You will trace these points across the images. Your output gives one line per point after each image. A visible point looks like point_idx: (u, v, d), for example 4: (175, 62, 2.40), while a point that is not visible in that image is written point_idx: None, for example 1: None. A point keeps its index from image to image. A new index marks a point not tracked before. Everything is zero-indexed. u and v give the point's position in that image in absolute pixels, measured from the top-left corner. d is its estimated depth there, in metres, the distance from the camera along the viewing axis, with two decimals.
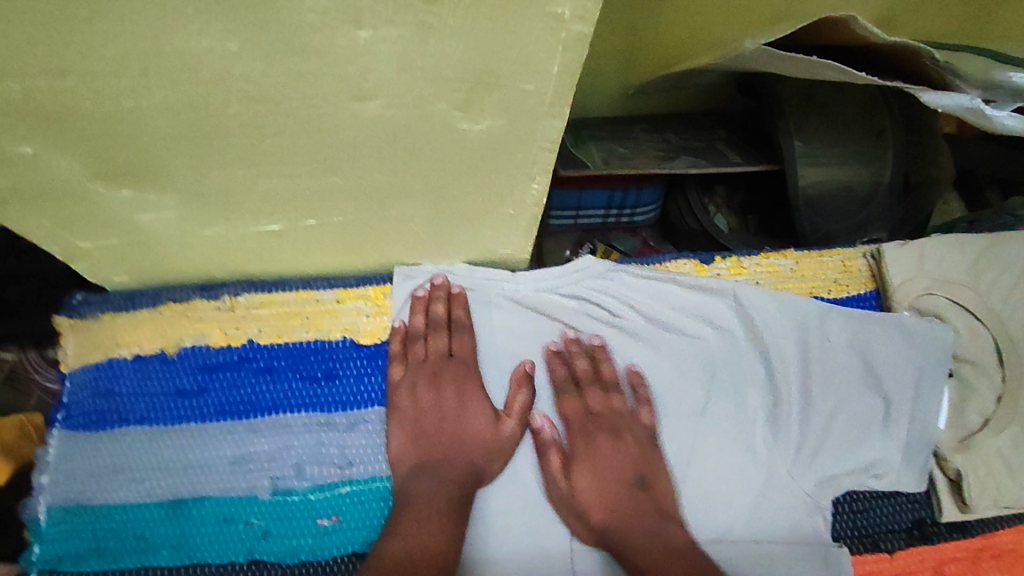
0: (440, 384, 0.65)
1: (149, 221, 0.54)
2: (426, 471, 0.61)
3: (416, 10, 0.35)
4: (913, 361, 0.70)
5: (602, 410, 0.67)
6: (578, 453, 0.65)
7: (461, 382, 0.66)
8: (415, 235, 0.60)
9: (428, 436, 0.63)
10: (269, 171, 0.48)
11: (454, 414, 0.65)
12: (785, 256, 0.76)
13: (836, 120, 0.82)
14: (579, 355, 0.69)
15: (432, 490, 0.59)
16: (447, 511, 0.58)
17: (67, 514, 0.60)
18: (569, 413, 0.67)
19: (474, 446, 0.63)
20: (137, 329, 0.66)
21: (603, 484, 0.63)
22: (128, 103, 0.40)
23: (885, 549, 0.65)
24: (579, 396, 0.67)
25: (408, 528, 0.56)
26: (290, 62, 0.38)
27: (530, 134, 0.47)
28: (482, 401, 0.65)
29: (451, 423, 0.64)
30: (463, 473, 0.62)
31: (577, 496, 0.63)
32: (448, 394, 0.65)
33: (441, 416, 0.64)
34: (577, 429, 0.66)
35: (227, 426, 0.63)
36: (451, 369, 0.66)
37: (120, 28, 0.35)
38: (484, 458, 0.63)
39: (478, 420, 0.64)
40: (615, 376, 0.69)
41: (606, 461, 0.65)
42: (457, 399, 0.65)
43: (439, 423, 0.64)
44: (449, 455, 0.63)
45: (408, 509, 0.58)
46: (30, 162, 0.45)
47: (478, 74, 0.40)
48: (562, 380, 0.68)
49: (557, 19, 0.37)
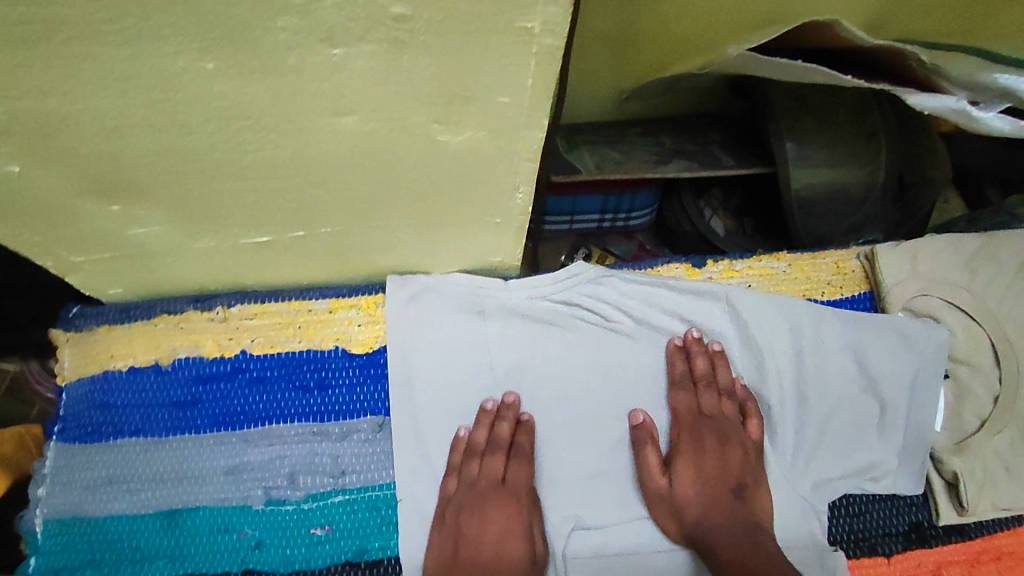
0: (489, 514, 0.61)
1: (140, 235, 0.54)
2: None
3: (387, 28, 0.36)
4: (908, 363, 0.70)
5: (713, 410, 0.67)
6: (681, 451, 0.65)
7: (511, 516, 0.61)
8: (404, 245, 0.61)
9: (462, 570, 0.59)
10: (253, 185, 0.49)
11: (494, 549, 0.60)
12: (777, 259, 0.75)
13: (827, 121, 0.82)
14: (700, 355, 0.69)
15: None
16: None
17: (63, 526, 0.61)
18: (681, 408, 0.67)
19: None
20: (132, 342, 0.66)
21: (704, 484, 0.64)
22: (110, 122, 0.41)
23: (883, 552, 0.65)
24: (692, 393, 0.68)
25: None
26: (265, 79, 0.38)
27: (510, 145, 0.47)
28: (523, 539, 0.60)
29: (490, 560, 0.59)
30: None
31: (676, 493, 0.63)
32: (495, 527, 0.61)
33: (480, 552, 0.59)
34: (686, 426, 0.66)
35: (220, 437, 0.64)
36: (501, 497, 0.62)
37: (97, 50, 0.36)
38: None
39: (516, 557, 0.59)
40: (728, 383, 0.69)
41: (711, 462, 0.65)
42: (501, 537, 0.60)
43: (477, 558, 0.59)
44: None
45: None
46: (19, 180, 0.46)
47: (455, 87, 0.40)
48: (676, 375, 0.68)
49: (528, 33, 0.37)
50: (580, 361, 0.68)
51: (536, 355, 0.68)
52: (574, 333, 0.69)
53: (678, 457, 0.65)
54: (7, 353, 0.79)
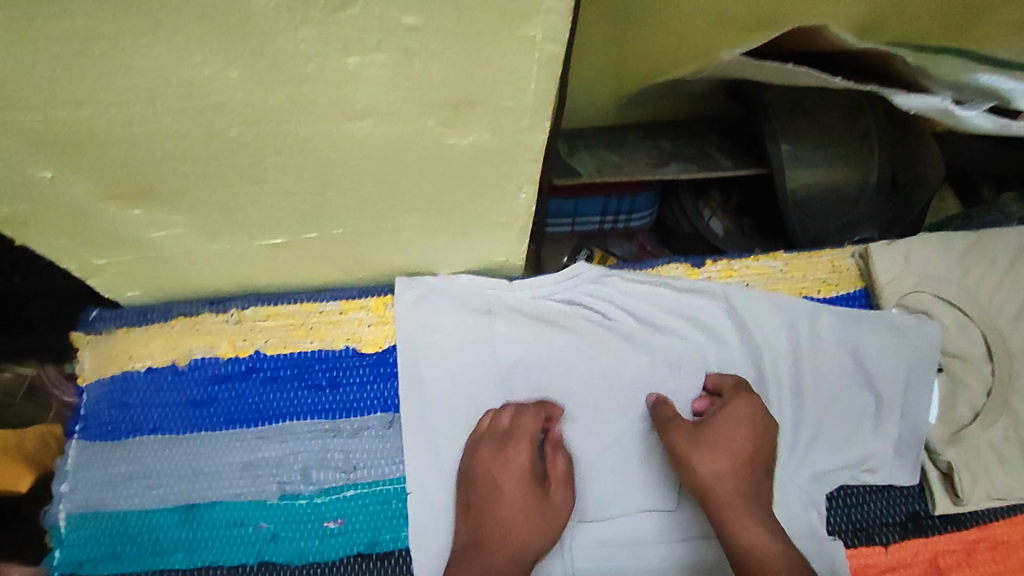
0: (497, 462, 0.63)
1: (161, 238, 0.57)
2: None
3: (400, 37, 0.38)
4: (903, 358, 0.71)
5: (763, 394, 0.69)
6: (738, 410, 0.65)
7: (517, 462, 0.63)
8: (413, 244, 0.63)
9: (483, 523, 0.62)
10: (270, 188, 0.51)
11: (505, 500, 0.62)
12: (774, 258, 0.77)
13: (820, 125, 0.85)
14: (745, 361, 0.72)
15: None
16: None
17: (85, 520, 0.63)
18: (729, 381, 0.69)
19: (524, 552, 0.61)
20: (149, 343, 0.69)
21: (732, 460, 0.63)
22: (138, 129, 0.43)
23: (880, 542, 0.66)
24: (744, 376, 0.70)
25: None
26: (285, 87, 0.41)
27: (515, 147, 0.49)
28: (524, 483, 0.63)
29: (503, 507, 0.62)
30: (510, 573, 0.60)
31: (712, 456, 0.63)
32: (507, 471, 0.63)
33: (491, 506, 0.62)
34: (745, 393, 0.67)
35: (235, 434, 0.66)
36: (506, 447, 0.64)
37: (131, 63, 0.38)
38: (531, 554, 0.61)
39: (530, 501, 0.63)
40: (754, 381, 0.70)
41: (742, 441, 0.64)
42: (514, 492, 0.63)
43: (493, 512, 0.62)
44: (492, 548, 0.60)
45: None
46: (49, 185, 0.48)
47: (462, 92, 0.43)
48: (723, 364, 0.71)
49: (531, 41, 0.39)
50: (583, 359, 0.70)
51: (540, 353, 0.70)
52: (576, 331, 0.71)
53: (733, 417, 0.65)
54: (23, 358, 0.82)
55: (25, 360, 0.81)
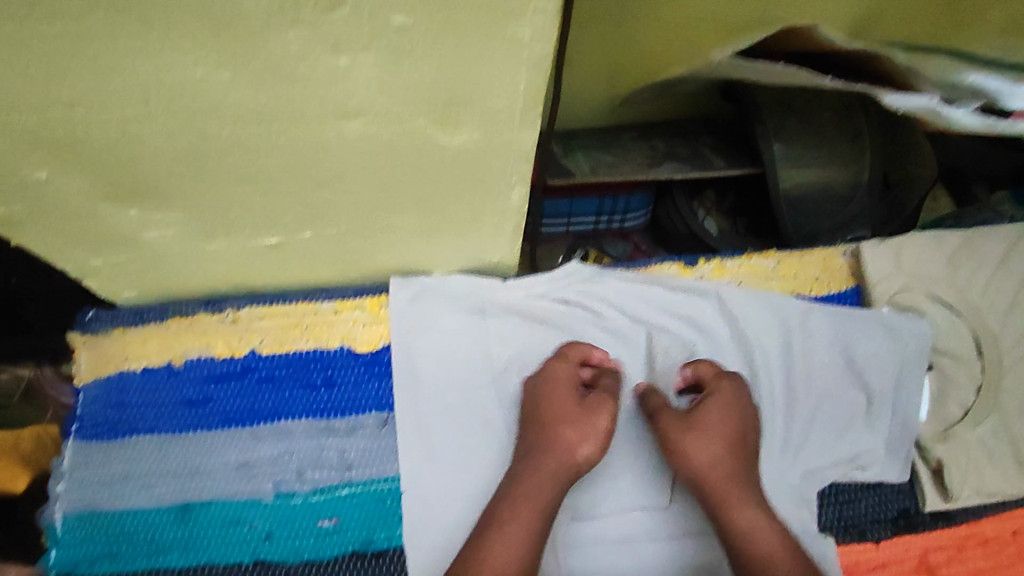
0: (546, 378, 0.67)
1: (157, 238, 0.57)
2: (525, 488, 0.61)
3: (390, 38, 0.39)
4: (894, 356, 0.72)
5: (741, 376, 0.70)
6: (725, 397, 0.66)
7: (562, 375, 0.67)
8: (407, 243, 0.63)
9: (533, 431, 0.65)
10: (263, 188, 0.51)
11: (555, 408, 0.65)
12: (766, 257, 0.78)
13: (811, 125, 0.85)
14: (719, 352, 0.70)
15: (531, 494, 0.61)
16: (533, 528, 0.59)
17: (80, 520, 0.63)
18: (715, 368, 0.68)
19: (569, 458, 0.63)
20: (145, 343, 0.69)
21: (720, 449, 0.63)
22: (133, 130, 0.44)
23: (871, 538, 0.67)
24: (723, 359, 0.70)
25: (496, 545, 0.58)
26: (277, 88, 0.41)
27: (506, 146, 0.49)
28: (571, 392, 0.66)
29: (551, 416, 0.65)
30: (556, 477, 0.62)
31: (700, 445, 0.63)
32: (554, 385, 0.67)
33: (538, 417, 0.65)
34: (728, 378, 0.67)
35: (230, 433, 0.66)
36: (552, 365, 0.68)
37: (124, 64, 0.38)
38: (576, 459, 0.63)
39: (574, 410, 0.65)
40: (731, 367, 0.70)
41: (726, 429, 0.64)
42: (560, 403, 0.65)
43: (542, 421, 0.65)
44: (542, 456, 0.63)
45: (506, 525, 0.59)
46: (45, 186, 0.49)
47: (452, 92, 0.43)
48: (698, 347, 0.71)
49: (519, 41, 0.40)
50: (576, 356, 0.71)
51: (534, 351, 0.71)
52: (569, 330, 0.72)
53: (722, 404, 0.65)
54: (24, 359, 0.83)
55: (21, 361, 0.82)
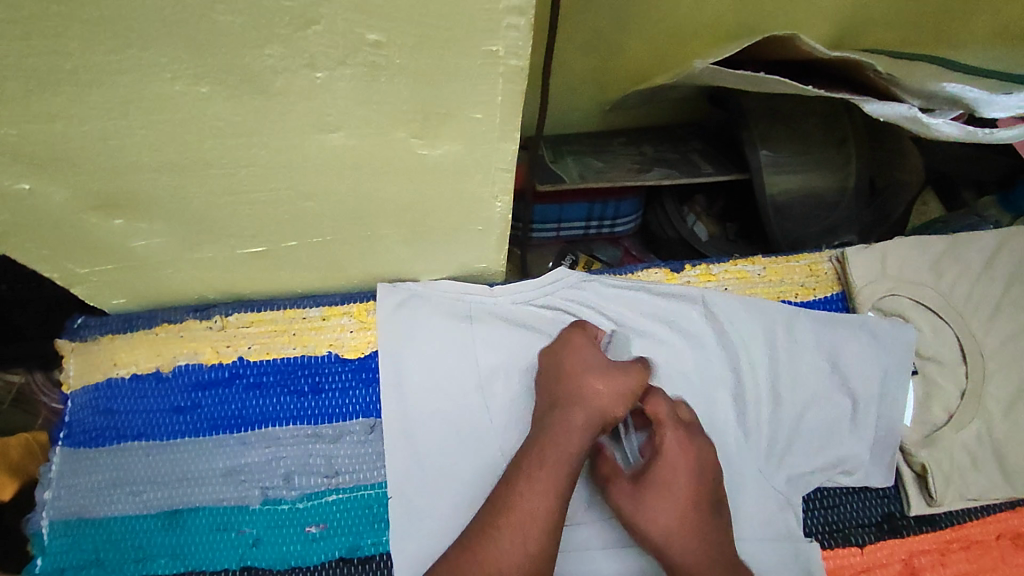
0: (570, 342, 0.67)
1: (142, 247, 0.58)
2: (552, 437, 0.60)
3: (366, 53, 0.39)
4: (879, 361, 0.72)
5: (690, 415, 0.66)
6: (669, 449, 0.62)
7: (584, 340, 0.67)
8: (393, 251, 0.64)
9: (562, 385, 0.64)
10: (246, 198, 0.52)
11: (581, 366, 0.65)
12: (752, 262, 0.78)
13: (798, 131, 0.85)
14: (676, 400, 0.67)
15: (562, 443, 0.60)
16: (565, 476, 0.58)
17: (68, 527, 0.63)
18: (661, 415, 0.64)
19: (601, 411, 0.62)
20: (133, 350, 0.70)
21: (677, 512, 0.60)
22: (113, 142, 0.44)
23: (856, 543, 0.67)
24: (668, 399, 0.66)
25: (527, 490, 0.57)
26: (255, 102, 0.41)
27: (487, 157, 0.50)
28: (596, 352, 0.66)
29: (575, 374, 0.64)
30: (588, 428, 0.61)
31: (653, 510, 0.60)
32: (578, 347, 0.67)
33: (568, 373, 0.65)
34: (671, 425, 0.64)
35: (218, 440, 0.67)
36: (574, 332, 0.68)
37: (102, 79, 0.39)
38: (608, 413, 0.62)
39: (598, 368, 0.65)
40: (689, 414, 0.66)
41: (679, 487, 0.61)
42: (590, 361, 0.65)
43: (568, 377, 0.64)
44: (570, 407, 0.62)
45: (537, 472, 0.58)
46: (28, 196, 0.49)
47: (430, 105, 0.43)
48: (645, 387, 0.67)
49: (494, 55, 0.40)
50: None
51: (521, 357, 0.71)
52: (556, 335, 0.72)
53: (667, 459, 0.62)
54: (15, 366, 0.82)
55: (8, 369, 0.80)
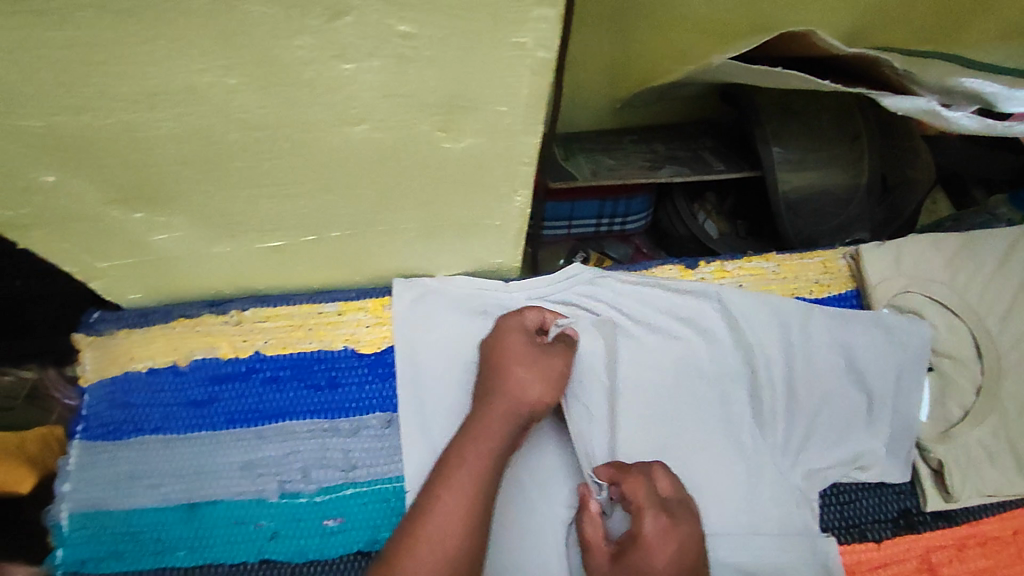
0: (505, 336, 0.67)
1: (162, 240, 0.58)
2: (477, 433, 0.59)
3: (394, 44, 0.39)
4: (894, 357, 0.72)
5: (674, 496, 0.62)
6: (648, 539, 0.58)
7: (516, 334, 0.67)
8: (410, 246, 0.64)
9: (487, 377, 0.65)
10: (268, 192, 0.52)
11: (510, 358, 0.65)
12: (766, 259, 0.78)
13: (812, 128, 0.85)
14: (659, 475, 0.63)
15: (484, 438, 0.59)
16: (487, 472, 0.57)
17: (87, 520, 0.64)
18: (638, 500, 0.60)
19: (522, 401, 0.62)
20: (150, 344, 0.70)
21: None
22: (139, 135, 0.44)
23: (872, 538, 0.67)
24: (648, 481, 0.61)
25: (447, 489, 0.55)
26: (283, 93, 0.42)
27: (508, 151, 0.50)
28: (526, 343, 0.66)
29: (505, 367, 0.64)
30: (507, 419, 0.61)
31: None
32: (512, 340, 0.66)
33: (495, 365, 0.65)
34: (651, 512, 0.59)
35: (236, 433, 0.67)
36: (511, 322, 0.68)
37: (131, 71, 0.39)
38: (532, 402, 0.63)
39: (525, 361, 0.65)
40: (672, 492, 0.62)
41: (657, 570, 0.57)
42: (516, 350, 0.65)
43: (497, 367, 0.65)
44: (495, 399, 0.62)
45: (457, 471, 0.56)
46: (52, 190, 0.49)
47: (456, 98, 0.44)
48: (624, 469, 0.63)
49: (521, 47, 0.40)
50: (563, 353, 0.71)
51: None
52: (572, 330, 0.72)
53: (645, 547, 0.57)
54: (29, 362, 0.84)
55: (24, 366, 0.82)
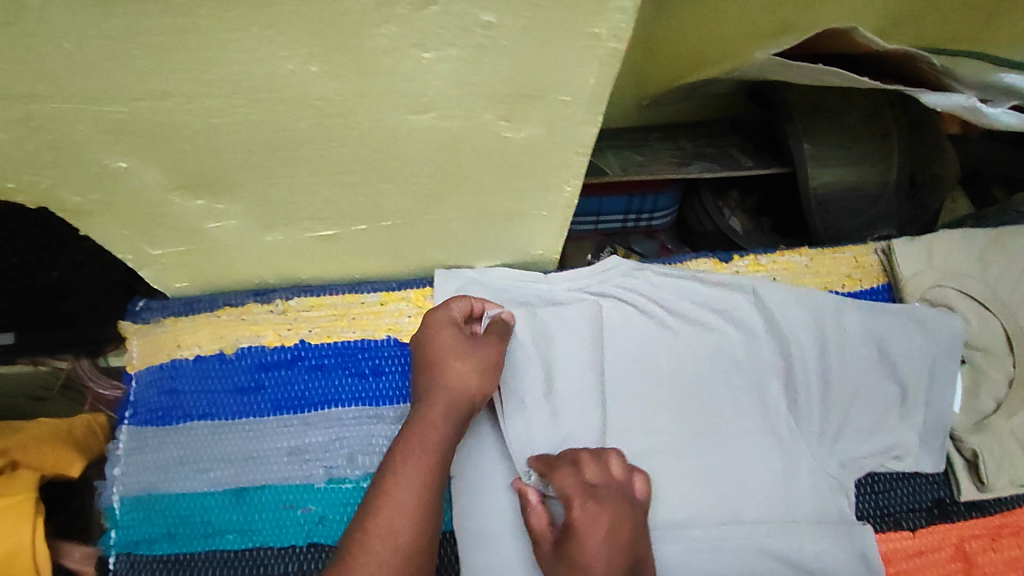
0: (434, 331, 0.65)
1: (218, 229, 0.59)
2: (418, 428, 0.59)
3: (474, 34, 0.40)
4: (927, 350, 0.74)
5: (603, 481, 0.60)
6: (579, 526, 0.56)
7: (446, 328, 0.65)
8: (456, 236, 0.65)
9: (423, 375, 0.63)
10: (330, 180, 0.53)
11: (440, 352, 0.64)
12: (799, 253, 0.80)
13: (843, 125, 0.87)
14: (587, 461, 0.61)
15: (426, 433, 0.58)
16: (433, 466, 0.56)
17: (138, 502, 0.65)
18: (566, 490, 0.58)
19: (461, 395, 0.61)
20: (197, 332, 0.71)
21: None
22: (216, 121, 0.45)
23: (907, 527, 0.69)
24: (575, 470, 0.60)
25: (393, 487, 0.54)
26: (361, 81, 0.43)
27: (566, 141, 0.52)
28: (456, 335, 0.65)
29: (438, 362, 0.63)
30: (449, 413, 0.60)
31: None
32: (443, 334, 0.65)
33: (430, 360, 0.64)
34: (580, 499, 0.57)
35: (283, 420, 0.68)
36: (440, 316, 0.66)
37: (220, 57, 0.40)
38: (471, 394, 0.62)
39: (458, 353, 0.64)
40: (602, 476, 0.60)
41: (592, 551, 0.55)
42: (450, 343, 0.64)
43: (430, 364, 0.63)
44: (433, 394, 0.61)
45: (402, 468, 0.55)
46: (121, 176, 0.50)
47: (525, 87, 0.45)
48: (553, 463, 0.62)
49: (595, 38, 0.42)
50: (559, 348, 0.71)
51: (572, 345, 0.72)
52: (609, 321, 0.74)
53: (578, 534, 0.55)
54: (59, 352, 0.80)
55: (57, 352, 0.80)
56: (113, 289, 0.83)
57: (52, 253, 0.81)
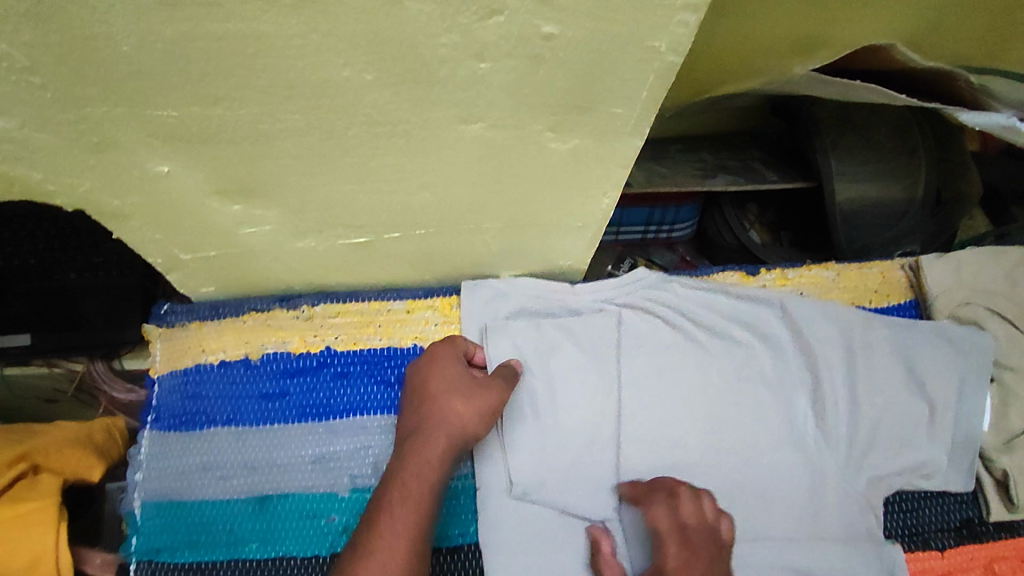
0: (435, 365, 0.65)
1: (250, 234, 0.59)
2: (412, 467, 0.58)
3: (533, 45, 0.40)
4: (957, 368, 0.73)
5: (696, 521, 0.61)
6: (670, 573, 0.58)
7: (447, 364, 0.65)
8: (488, 245, 0.65)
9: (419, 410, 0.62)
10: (369, 188, 0.53)
11: (439, 386, 0.63)
12: (827, 268, 0.79)
13: (870, 140, 0.86)
14: (685, 499, 0.62)
15: (422, 474, 0.57)
16: (425, 509, 0.56)
17: (159, 509, 0.64)
18: (661, 524, 0.61)
19: (458, 436, 0.61)
20: (221, 336, 0.70)
21: None
22: (263, 126, 0.45)
23: (936, 547, 0.69)
24: (671, 506, 0.62)
25: (388, 527, 0.53)
26: (414, 90, 0.43)
27: (610, 153, 0.52)
28: (457, 372, 0.64)
29: (436, 399, 0.62)
30: (445, 454, 0.59)
31: None
32: (443, 370, 0.64)
33: (428, 393, 0.63)
34: (672, 544, 0.59)
35: (308, 428, 0.68)
36: (445, 351, 0.66)
37: (276, 64, 0.40)
38: (469, 435, 0.61)
39: (456, 392, 0.62)
40: (698, 517, 0.61)
41: None
42: (450, 380, 0.64)
43: (428, 399, 0.62)
44: (427, 431, 0.60)
45: (397, 510, 0.55)
46: (162, 179, 0.50)
47: (577, 98, 0.45)
48: (648, 491, 0.64)
49: (654, 51, 0.42)
50: (576, 366, 0.71)
51: (591, 360, 0.71)
52: (633, 333, 0.73)
53: None
54: (74, 354, 0.77)
55: (73, 354, 0.78)
56: (130, 295, 0.78)
57: (71, 254, 0.78)
